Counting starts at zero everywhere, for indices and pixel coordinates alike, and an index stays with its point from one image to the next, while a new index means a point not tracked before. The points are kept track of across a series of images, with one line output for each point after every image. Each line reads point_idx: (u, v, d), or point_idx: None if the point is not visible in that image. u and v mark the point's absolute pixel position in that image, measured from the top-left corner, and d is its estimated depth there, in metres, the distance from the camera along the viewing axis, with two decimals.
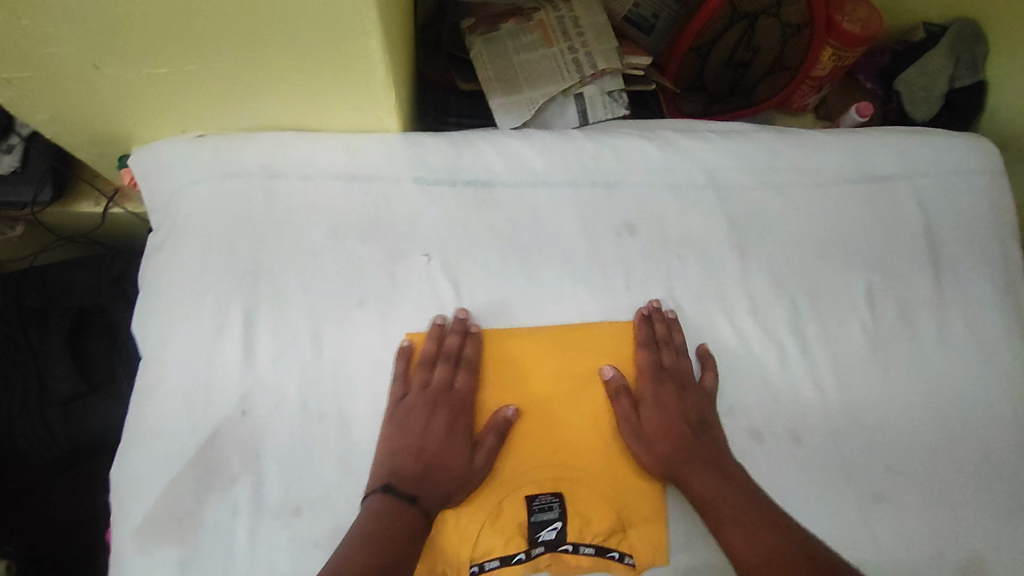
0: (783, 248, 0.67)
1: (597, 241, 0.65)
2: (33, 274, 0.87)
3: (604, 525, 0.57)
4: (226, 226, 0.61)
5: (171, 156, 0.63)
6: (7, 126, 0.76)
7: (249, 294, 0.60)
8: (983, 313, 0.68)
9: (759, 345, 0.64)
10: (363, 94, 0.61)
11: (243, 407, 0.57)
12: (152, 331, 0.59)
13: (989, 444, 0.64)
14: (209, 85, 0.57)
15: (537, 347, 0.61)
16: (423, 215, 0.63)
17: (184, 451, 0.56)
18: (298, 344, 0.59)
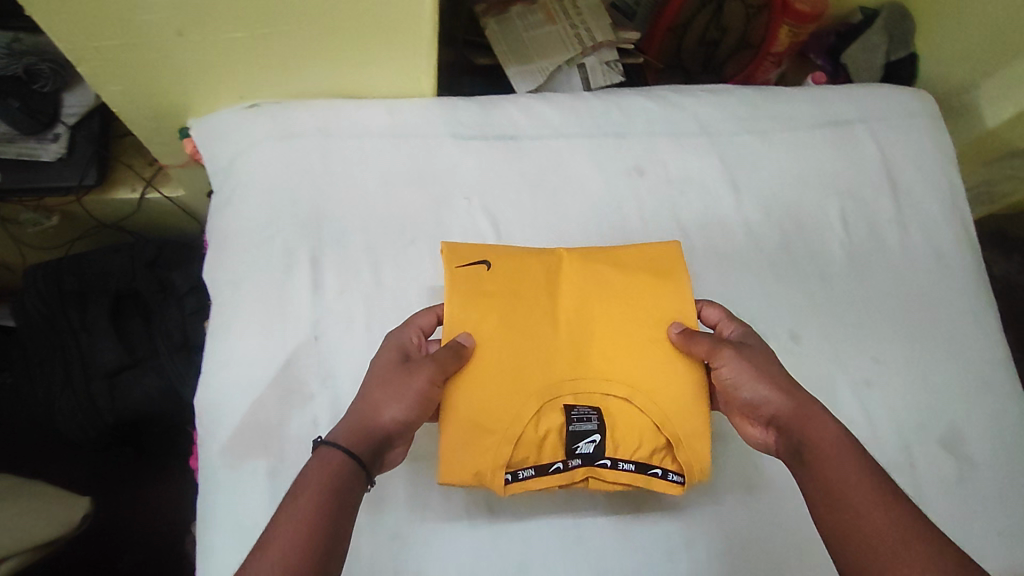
0: (770, 182, 0.77)
1: (612, 181, 0.75)
2: (70, 262, 0.91)
3: (645, 442, 0.62)
4: (288, 180, 0.68)
5: (231, 121, 0.70)
6: (53, 116, 0.81)
7: (312, 236, 0.67)
8: (938, 227, 0.79)
9: (756, 262, 0.74)
10: (406, 61, 0.70)
11: (316, 333, 0.63)
12: (224, 274, 0.66)
13: (953, 334, 0.76)
14: (272, 49, 0.65)
15: (565, 271, 0.67)
16: (461, 165, 0.72)
17: (266, 374, 0.62)
18: (359, 277, 0.66)
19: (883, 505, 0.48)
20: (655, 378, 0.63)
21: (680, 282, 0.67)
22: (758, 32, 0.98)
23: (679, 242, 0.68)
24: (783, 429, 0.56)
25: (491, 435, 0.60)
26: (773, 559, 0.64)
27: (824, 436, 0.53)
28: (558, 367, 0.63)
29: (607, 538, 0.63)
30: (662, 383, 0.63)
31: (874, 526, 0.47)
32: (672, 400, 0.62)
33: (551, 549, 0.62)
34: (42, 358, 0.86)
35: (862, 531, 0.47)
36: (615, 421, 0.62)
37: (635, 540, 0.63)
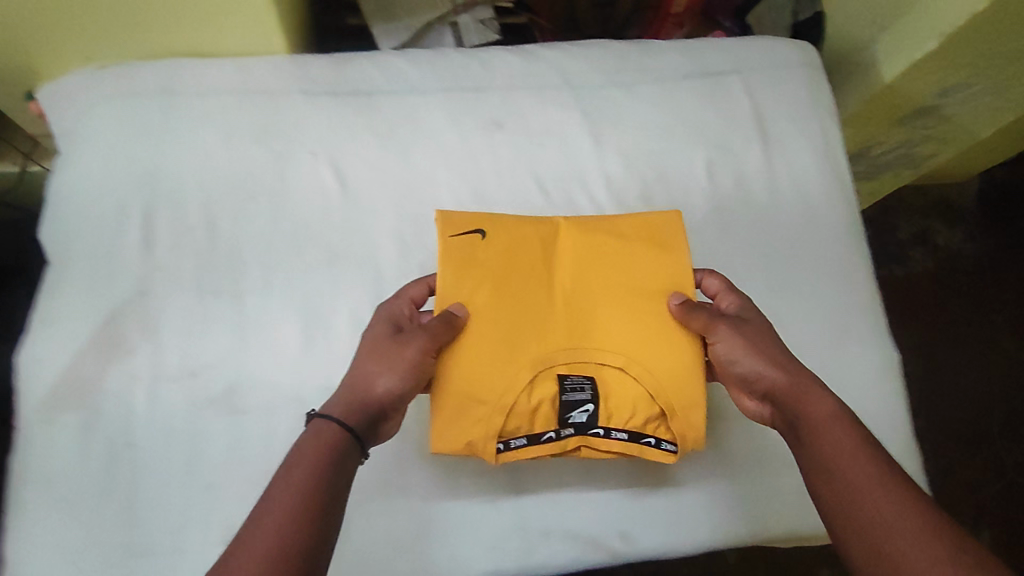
0: (633, 134, 0.76)
1: (467, 135, 0.73)
2: None
3: (638, 413, 0.60)
4: (126, 138, 0.68)
5: (73, 81, 0.69)
6: None
7: (147, 194, 0.67)
8: (809, 178, 0.78)
9: (614, 214, 0.73)
10: (251, 19, 0.69)
11: (142, 288, 0.64)
12: (56, 232, 0.65)
13: (817, 284, 0.75)
14: (105, 8, 0.64)
15: (563, 243, 0.66)
16: (309, 121, 0.71)
17: (85, 330, 0.62)
18: (194, 234, 0.66)
19: (896, 480, 0.48)
20: (653, 349, 0.61)
21: (680, 250, 0.65)
22: None
23: (676, 210, 0.66)
24: (780, 404, 0.56)
25: (477, 405, 0.58)
26: (601, 508, 0.63)
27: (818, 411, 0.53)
28: (549, 337, 0.61)
29: (428, 486, 0.62)
30: (656, 353, 0.61)
31: (869, 500, 0.48)
32: (661, 367, 0.61)
33: (369, 498, 0.61)
34: None
35: (864, 508, 0.47)
36: (608, 392, 0.61)
37: (458, 487, 0.62)
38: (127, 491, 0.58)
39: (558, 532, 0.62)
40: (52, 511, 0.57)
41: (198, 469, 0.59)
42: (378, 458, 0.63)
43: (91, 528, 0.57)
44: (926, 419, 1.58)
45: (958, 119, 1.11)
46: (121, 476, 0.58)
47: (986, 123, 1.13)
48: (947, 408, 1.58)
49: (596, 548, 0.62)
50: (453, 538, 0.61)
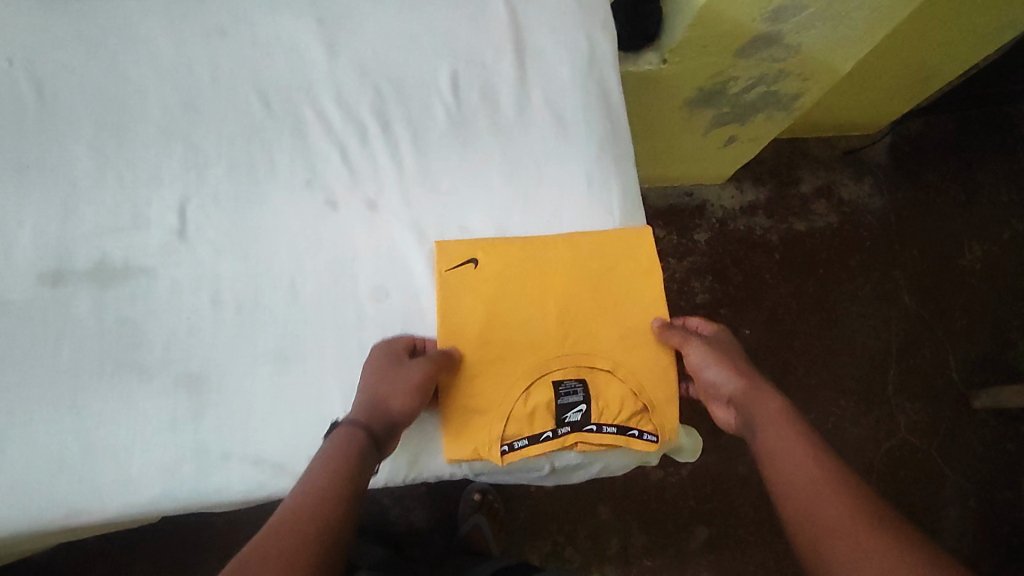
0: (370, 44, 0.71)
1: (185, 43, 0.69)
2: None
3: (626, 407, 0.61)
4: None
5: None
6: None
7: None
8: (565, 91, 0.72)
9: (340, 127, 0.68)
10: None
11: None
12: None
13: (566, 202, 0.68)
14: None
15: (550, 249, 0.65)
16: (7, 25, 0.67)
17: None
18: None
19: (817, 460, 0.49)
20: (639, 357, 0.63)
21: (653, 267, 0.66)
22: None
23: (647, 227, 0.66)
24: (739, 406, 0.58)
25: (484, 411, 0.60)
26: (294, 434, 0.58)
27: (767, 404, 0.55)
28: (546, 346, 0.62)
29: (106, 410, 0.57)
30: (647, 361, 0.63)
31: (796, 475, 0.49)
32: (653, 373, 0.62)
33: (35, 419, 0.56)
34: None
35: (794, 482, 0.49)
36: (600, 393, 0.61)
37: (138, 411, 0.57)
38: None
39: (244, 458, 0.57)
40: None
41: None
42: (49, 376, 0.57)
43: None
44: (818, 373, 1.43)
45: (808, 50, 1.05)
46: None
47: (843, 52, 1.06)
48: (839, 363, 1.44)
49: (286, 478, 0.57)
50: (124, 460, 0.56)
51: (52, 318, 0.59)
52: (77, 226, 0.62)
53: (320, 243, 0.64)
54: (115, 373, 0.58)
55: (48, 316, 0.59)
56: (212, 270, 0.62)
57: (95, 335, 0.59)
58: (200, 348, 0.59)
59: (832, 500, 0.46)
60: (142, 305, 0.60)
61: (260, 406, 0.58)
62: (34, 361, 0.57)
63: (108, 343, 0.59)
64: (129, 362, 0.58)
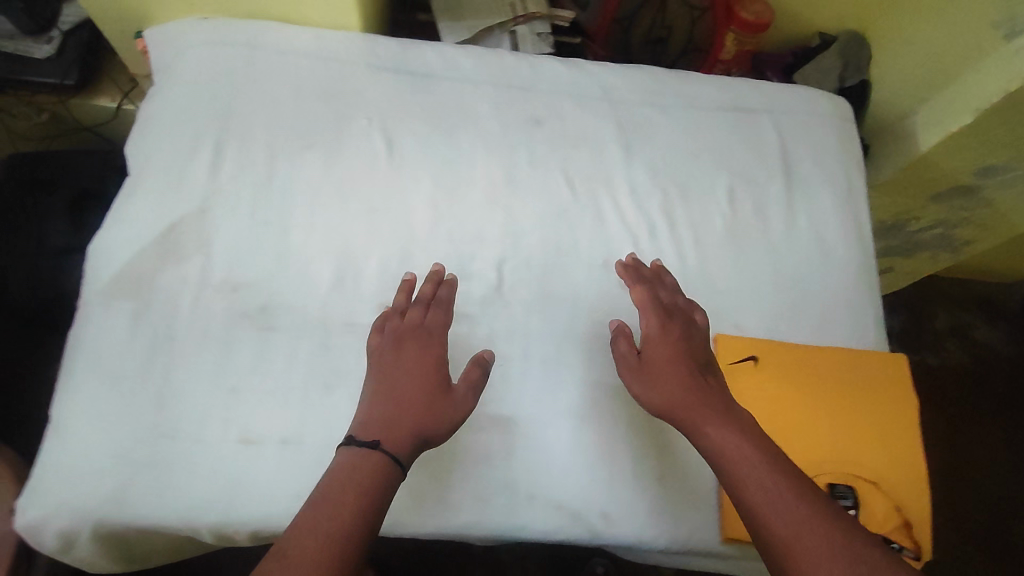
0: (661, 152, 0.81)
1: (508, 126, 0.80)
2: (38, 159, 1.05)
3: (893, 520, 0.65)
4: (209, 75, 0.76)
5: (177, 29, 0.79)
6: (50, 22, 0.98)
7: (220, 126, 0.74)
8: (826, 218, 0.81)
9: (634, 220, 0.78)
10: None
11: (203, 207, 0.71)
12: (136, 147, 0.75)
13: (824, 316, 0.76)
14: None
15: (819, 360, 0.73)
16: (369, 90, 0.79)
17: (146, 233, 0.69)
18: (254, 166, 0.73)
19: (785, 497, 0.54)
20: (899, 475, 0.68)
21: (908, 391, 0.73)
22: (703, 34, 1.05)
23: (905, 355, 0.74)
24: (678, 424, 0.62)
25: None
26: (589, 486, 0.66)
27: (716, 438, 0.59)
28: (817, 449, 0.69)
29: None
30: (905, 480, 0.68)
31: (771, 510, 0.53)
32: (912, 492, 0.67)
33: None
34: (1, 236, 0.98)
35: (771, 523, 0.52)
36: (868, 501, 0.66)
37: (459, 442, 0.66)
38: (160, 380, 0.65)
39: (545, 500, 0.65)
40: (100, 385, 0.64)
41: (228, 370, 0.66)
42: None
43: (129, 404, 0.64)
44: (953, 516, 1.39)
45: (1000, 206, 1.11)
46: (159, 365, 0.65)
47: None
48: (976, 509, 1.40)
49: (580, 525, 0.65)
50: (446, 481, 0.65)
51: None
52: (412, 268, 0.72)
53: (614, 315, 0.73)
54: None
55: None
56: (524, 327, 0.71)
57: None
58: (509, 395, 0.68)
59: (805, 525, 0.52)
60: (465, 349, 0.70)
61: (558, 456, 0.67)
62: None
63: None
64: None
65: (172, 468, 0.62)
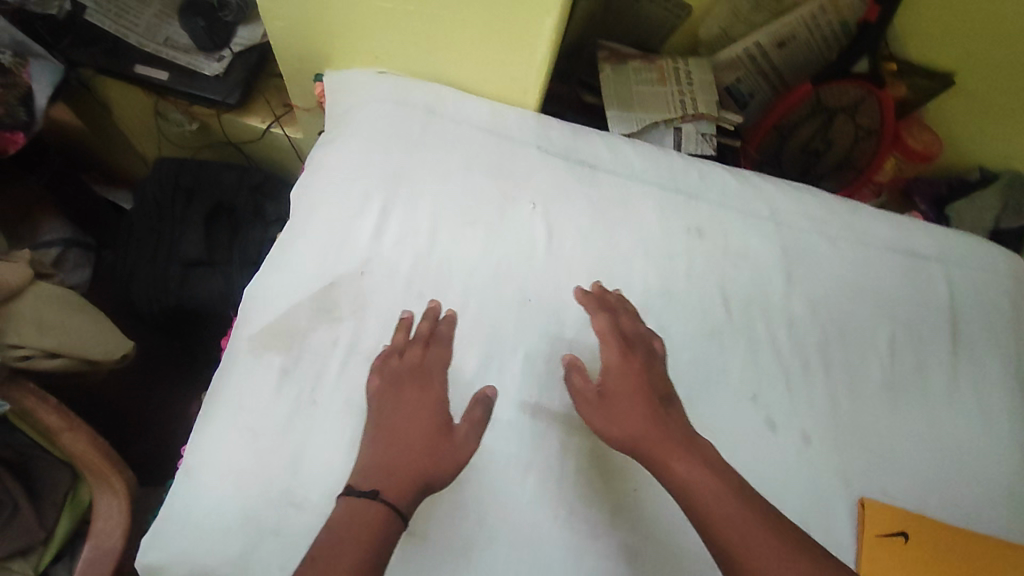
0: (824, 286, 0.77)
1: (670, 234, 0.78)
2: (193, 164, 1.13)
3: None
4: (386, 135, 0.81)
5: (359, 82, 0.85)
6: (224, 43, 1.06)
7: (389, 190, 0.77)
8: (992, 387, 0.76)
9: (788, 354, 0.73)
10: (514, 72, 0.81)
11: (363, 268, 0.73)
12: (308, 196, 0.78)
13: (982, 496, 0.71)
14: (414, 27, 0.79)
15: (974, 552, 0.67)
16: (537, 175, 0.80)
17: (308, 288, 0.71)
18: (416, 236, 0.75)
19: (755, 529, 0.53)
20: None
21: None
22: (863, 156, 1.00)
23: None
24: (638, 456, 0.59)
25: None
26: None
27: (683, 473, 0.56)
28: None
29: (556, 552, 0.63)
30: None
31: (742, 543, 0.52)
32: None
33: (501, 543, 0.62)
34: (143, 235, 1.07)
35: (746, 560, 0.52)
36: None
37: (583, 566, 0.63)
38: (297, 442, 0.64)
39: None
40: (236, 437, 0.63)
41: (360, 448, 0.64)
42: (518, 506, 0.64)
43: (260, 461, 0.62)
44: None
45: None
46: (299, 428, 0.64)
47: None
48: None
49: None
50: None
51: (527, 446, 0.66)
52: (558, 367, 0.70)
53: (754, 461, 0.67)
54: (568, 522, 0.64)
55: (524, 443, 0.66)
56: None
57: (556, 475, 0.66)
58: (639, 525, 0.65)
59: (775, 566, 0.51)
60: (600, 465, 0.66)
61: None
62: (509, 485, 0.64)
63: (568, 493, 0.65)
64: (578, 513, 0.65)
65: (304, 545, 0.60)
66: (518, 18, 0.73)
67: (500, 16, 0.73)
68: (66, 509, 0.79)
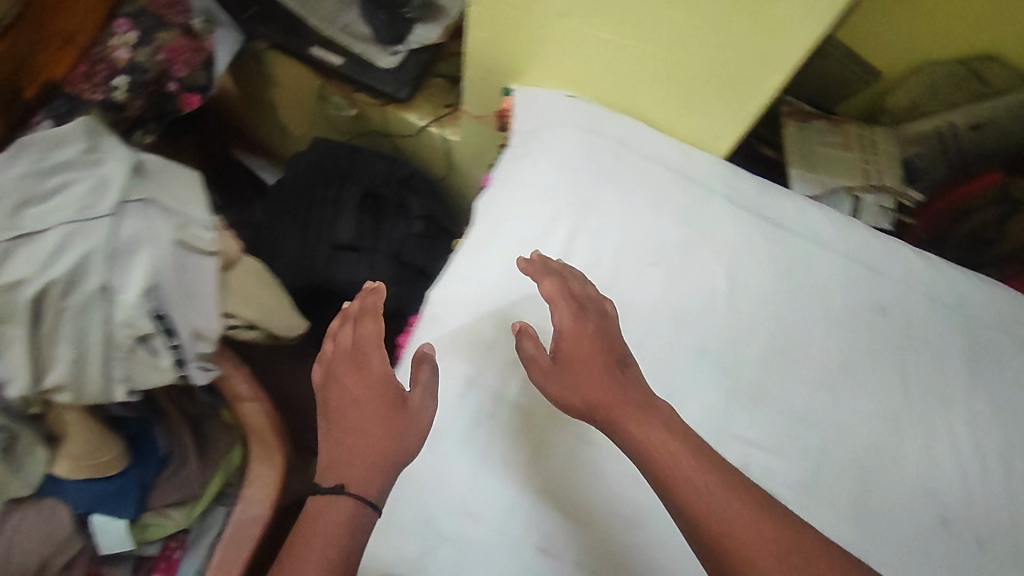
0: (1008, 388, 0.75)
1: (851, 307, 0.77)
2: (348, 151, 1.16)
3: None
4: (577, 161, 0.81)
5: (551, 104, 0.86)
6: (400, 39, 1.08)
7: (577, 217, 0.78)
8: None
9: (967, 453, 0.71)
10: (713, 119, 0.81)
11: (548, 292, 0.75)
12: (495, 210, 0.80)
13: None
14: (626, 62, 0.79)
15: None
16: (723, 225, 0.80)
17: (498, 303, 0.74)
18: (600, 267, 0.76)
19: (730, 496, 0.52)
20: None
21: None
22: None
23: None
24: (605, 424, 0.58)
25: None
26: None
27: (651, 437, 0.55)
28: None
29: None
30: None
31: (723, 507, 0.51)
32: None
33: None
34: (293, 211, 1.10)
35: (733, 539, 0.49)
36: None
37: None
38: (480, 452, 0.67)
39: None
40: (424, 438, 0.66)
41: (541, 467, 0.67)
42: None
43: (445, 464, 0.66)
44: None
45: None
46: (481, 440, 0.67)
47: None
48: None
49: None
50: None
51: None
52: (735, 427, 0.72)
53: (921, 554, 0.66)
54: None
55: None
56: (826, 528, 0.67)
57: None
58: None
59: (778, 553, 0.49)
60: None
61: None
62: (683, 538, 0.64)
63: None
64: None
65: (473, 551, 0.63)
66: (745, 70, 0.73)
67: (725, 65, 0.73)
68: (221, 469, 0.84)
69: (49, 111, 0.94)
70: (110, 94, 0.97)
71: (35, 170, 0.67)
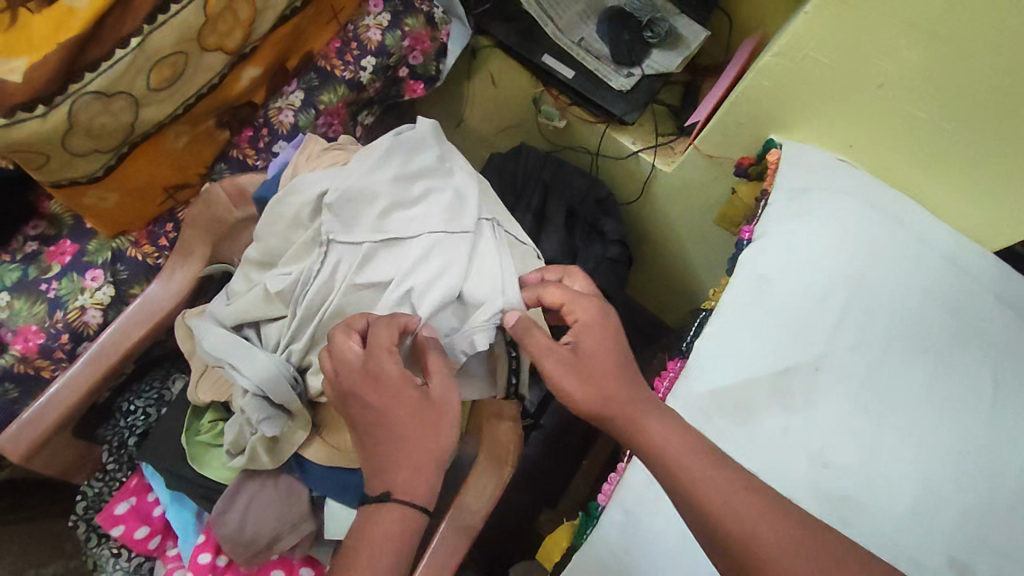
0: None
1: None
2: (553, 161, 1.14)
3: None
4: (851, 232, 0.80)
5: (824, 165, 0.86)
6: (637, 62, 1.06)
7: (850, 292, 0.77)
8: None
9: None
10: (1000, 214, 0.80)
11: (817, 364, 0.74)
12: (761, 268, 0.81)
13: None
14: (924, 141, 0.80)
15: None
16: (993, 323, 0.73)
17: (768, 367, 0.75)
18: (869, 346, 0.74)
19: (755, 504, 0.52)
20: None
21: None
22: None
23: None
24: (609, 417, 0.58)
25: None
26: None
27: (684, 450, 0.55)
28: None
29: None
30: None
31: (752, 519, 0.51)
32: None
33: None
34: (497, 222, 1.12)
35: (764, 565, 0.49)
36: None
37: None
38: None
39: None
40: None
41: None
42: None
43: None
44: None
45: None
46: None
47: None
48: None
49: None
50: None
51: None
52: (992, 542, 0.63)
53: None
54: None
55: None
56: None
57: None
58: None
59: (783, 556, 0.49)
60: None
61: None
62: None
63: None
64: None
65: None
66: None
67: None
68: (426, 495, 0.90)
69: (300, 81, 0.96)
70: (359, 75, 0.97)
71: (404, 175, 0.70)
